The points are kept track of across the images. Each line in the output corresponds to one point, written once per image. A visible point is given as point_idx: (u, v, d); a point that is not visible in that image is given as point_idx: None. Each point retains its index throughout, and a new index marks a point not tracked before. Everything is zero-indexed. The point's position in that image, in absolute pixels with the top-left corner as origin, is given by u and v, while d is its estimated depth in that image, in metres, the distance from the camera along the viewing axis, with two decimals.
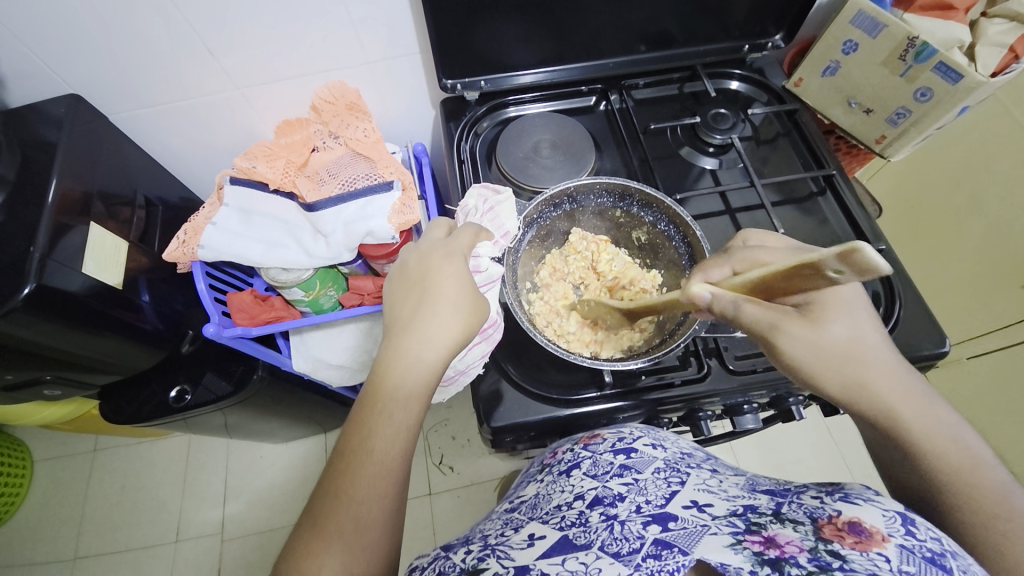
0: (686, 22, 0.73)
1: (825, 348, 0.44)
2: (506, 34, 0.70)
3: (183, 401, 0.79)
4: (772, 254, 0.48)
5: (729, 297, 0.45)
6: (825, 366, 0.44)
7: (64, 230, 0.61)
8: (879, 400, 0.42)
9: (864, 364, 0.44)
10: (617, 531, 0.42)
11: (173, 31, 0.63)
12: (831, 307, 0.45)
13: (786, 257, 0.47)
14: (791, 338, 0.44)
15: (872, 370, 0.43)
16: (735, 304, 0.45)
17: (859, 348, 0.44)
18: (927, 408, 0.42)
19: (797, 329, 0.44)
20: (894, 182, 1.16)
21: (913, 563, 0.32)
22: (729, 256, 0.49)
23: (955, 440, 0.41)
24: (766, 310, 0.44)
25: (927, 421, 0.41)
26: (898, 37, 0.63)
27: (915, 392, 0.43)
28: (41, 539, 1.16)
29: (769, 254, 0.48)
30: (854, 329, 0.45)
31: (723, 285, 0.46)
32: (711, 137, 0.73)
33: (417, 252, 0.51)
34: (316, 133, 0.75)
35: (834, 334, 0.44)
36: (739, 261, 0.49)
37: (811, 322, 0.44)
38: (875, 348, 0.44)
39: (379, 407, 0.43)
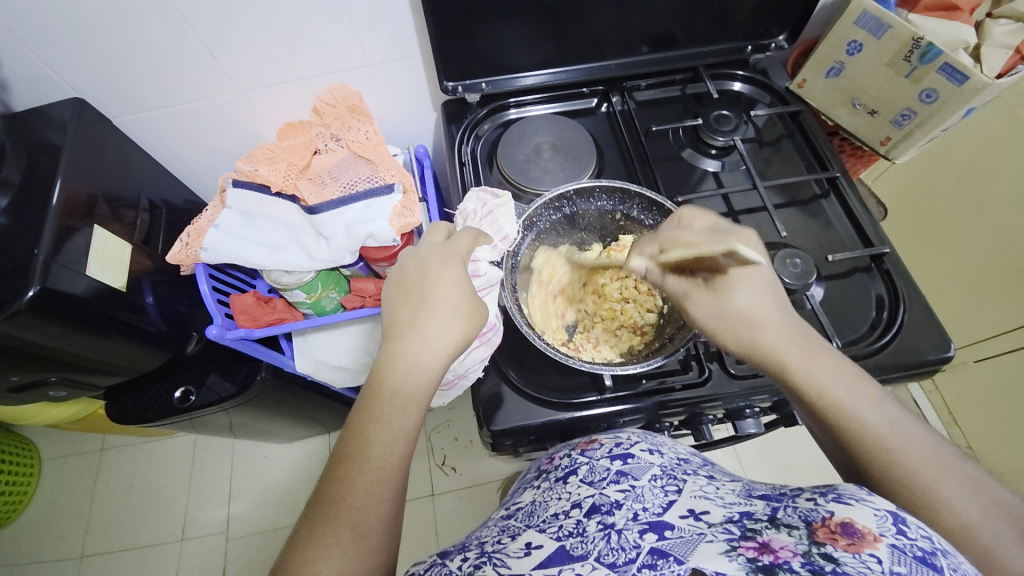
0: (689, 23, 0.73)
1: (730, 312, 0.50)
2: (507, 36, 0.70)
3: (188, 402, 0.80)
4: (689, 235, 0.51)
5: (656, 271, 0.53)
6: (727, 327, 0.50)
7: (69, 233, 0.62)
8: (773, 357, 0.48)
9: (760, 327, 0.49)
10: (614, 541, 0.42)
11: (177, 35, 0.63)
12: (736, 278, 0.50)
13: (702, 236, 0.50)
14: (697, 305, 0.52)
15: (766, 331, 0.49)
16: (661, 277, 0.54)
17: (764, 314, 0.50)
18: (822, 361, 0.47)
19: (701, 296, 0.52)
20: (901, 183, 1.15)
21: (903, 563, 0.33)
22: (657, 235, 0.53)
23: (847, 396, 0.44)
24: (684, 282, 0.53)
25: (814, 374, 0.46)
26: (903, 38, 0.62)
27: (809, 350, 0.47)
28: (48, 537, 1.18)
29: (691, 236, 0.50)
30: (758, 299, 0.50)
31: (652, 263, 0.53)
32: (713, 139, 0.73)
33: (416, 257, 0.51)
34: (318, 135, 0.75)
35: (736, 301, 0.50)
36: (665, 240, 0.52)
37: (716, 292, 0.51)
38: (774, 311, 0.50)
39: (377, 414, 0.43)
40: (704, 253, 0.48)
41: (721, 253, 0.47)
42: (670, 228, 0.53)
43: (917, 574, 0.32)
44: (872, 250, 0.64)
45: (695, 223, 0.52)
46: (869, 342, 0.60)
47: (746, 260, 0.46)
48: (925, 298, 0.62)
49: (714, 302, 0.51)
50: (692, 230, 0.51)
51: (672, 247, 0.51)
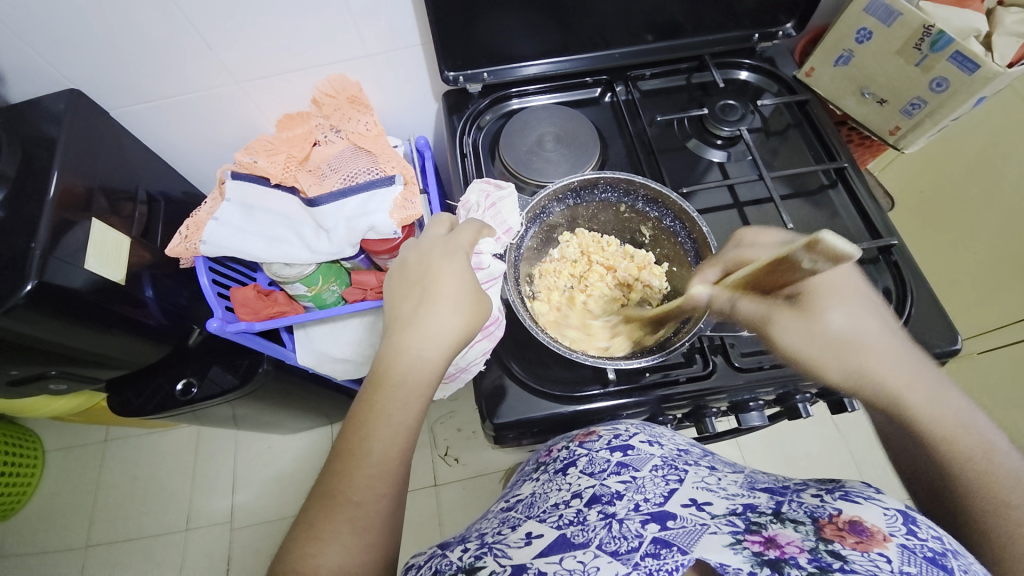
0: (694, 11, 0.72)
1: (824, 336, 0.45)
2: (508, 24, 0.69)
3: (190, 394, 0.79)
4: (757, 252, 0.50)
5: (724, 295, 0.50)
6: (829, 353, 0.44)
7: (67, 226, 0.61)
8: (887, 389, 0.42)
9: (865, 351, 0.44)
10: (616, 530, 0.42)
11: (173, 25, 0.62)
12: (825, 292, 0.45)
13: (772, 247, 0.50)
14: (785, 330, 0.46)
15: (876, 357, 0.43)
16: (732, 301, 0.49)
17: (867, 337, 0.44)
18: (945, 398, 0.41)
19: (788, 322, 0.46)
20: (908, 172, 1.14)
21: (913, 564, 0.32)
22: (721, 257, 0.53)
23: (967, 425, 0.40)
24: (759, 304, 0.48)
25: (937, 411, 0.41)
26: (913, 25, 0.61)
27: (923, 378, 0.42)
28: (54, 528, 1.18)
29: (758, 251, 0.50)
30: (857, 314, 0.45)
31: (715, 288, 0.52)
32: (719, 129, 0.72)
33: (417, 249, 0.50)
34: (317, 126, 0.74)
35: (832, 325, 0.45)
36: (730, 262, 0.52)
37: (807, 315, 0.45)
38: (877, 333, 0.44)
39: (378, 408, 0.43)
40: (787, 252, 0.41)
41: (800, 248, 0.40)
42: (732, 248, 0.52)
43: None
44: (880, 242, 0.63)
45: (759, 241, 0.51)
46: None
47: (832, 256, 0.39)
48: (934, 291, 0.61)
49: (804, 327, 0.45)
50: (761, 245, 0.50)
51: (740, 265, 0.50)
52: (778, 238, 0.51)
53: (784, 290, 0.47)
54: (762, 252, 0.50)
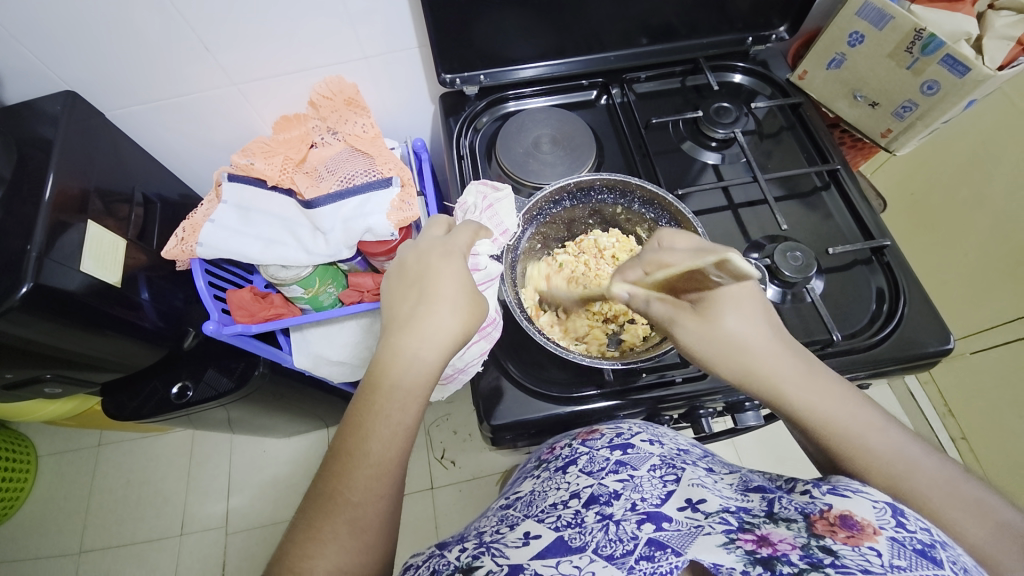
0: (689, 14, 0.72)
1: (715, 340, 0.48)
2: (505, 27, 0.69)
3: (185, 398, 0.79)
4: (674, 254, 0.49)
5: (641, 296, 0.52)
6: (720, 355, 0.48)
7: (63, 228, 0.61)
8: (772, 385, 0.46)
9: (754, 354, 0.47)
10: (612, 532, 0.42)
11: (170, 27, 0.62)
12: (723, 299, 0.48)
13: (687, 255, 0.48)
14: (684, 329, 0.50)
15: (765, 361, 0.47)
16: (647, 302, 0.52)
17: (757, 342, 0.47)
18: (817, 384, 0.45)
19: (688, 322, 0.49)
20: (899, 174, 1.15)
21: (904, 557, 0.33)
22: (641, 258, 0.52)
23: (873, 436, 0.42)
24: (668, 306, 0.50)
25: (814, 401, 0.44)
26: (905, 29, 0.62)
27: (803, 369, 0.46)
28: (46, 533, 1.17)
29: (674, 255, 0.49)
30: (750, 319, 0.48)
31: (637, 285, 0.52)
32: (714, 131, 0.72)
33: (415, 250, 0.51)
34: (314, 128, 0.74)
35: (726, 328, 0.48)
36: (649, 261, 0.50)
37: (706, 319, 0.49)
38: (767, 338, 0.48)
39: (376, 409, 0.43)
40: (694, 267, 0.45)
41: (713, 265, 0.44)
42: (652, 250, 0.51)
43: (917, 568, 0.32)
44: (873, 242, 0.64)
45: (676, 244, 0.50)
46: (869, 334, 0.60)
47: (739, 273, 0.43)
48: (926, 291, 0.62)
49: (700, 329, 0.49)
50: (676, 249, 0.49)
51: (657, 268, 0.49)
52: (691, 242, 0.50)
53: (686, 294, 0.50)
54: (680, 255, 0.48)
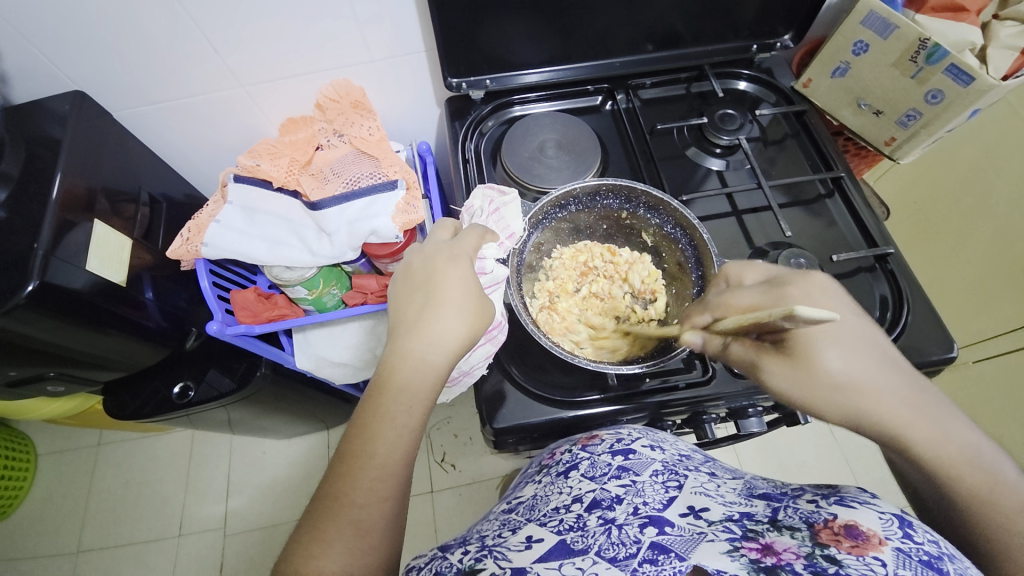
0: (694, 21, 0.73)
1: (816, 383, 0.45)
2: (512, 32, 0.70)
3: (186, 398, 0.79)
4: (745, 294, 0.48)
5: (715, 340, 0.50)
6: (822, 398, 0.45)
7: (69, 226, 0.61)
8: (880, 419, 0.43)
9: (865, 393, 0.43)
10: (614, 536, 0.42)
11: (180, 30, 0.62)
12: (815, 339, 0.45)
13: (756, 293, 0.48)
14: (772, 373, 0.46)
15: (880, 399, 0.43)
16: (724, 344, 0.49)
17: (865, 378, 0.44)
18: (938, 417, 0.42)
19: (775, 368, 0.46)
20: (902, 183, 1.16)
21: (909, 567, 0.32)
22: (707, 303, 0.51)
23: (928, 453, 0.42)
24: (746, 347, 0.48)
25: (936, 437, 0.41)
26: (909, 39, 0.62)
27: (908, 392, 0.43)
28: (45, 533, 1.17)
29: (744, 296, 0.47)
30: (850, 354, 0.45)
31: (707, 333, 0.50)
32: (718, 137, 0.73)
33: (421, 253, 0.51)
34: (320, 131, 0.75)
35: (825, 367, 0.44)
36: (716, 307, 0.49)
37: (796, 361, 0.45)
38: (871, 370, 0.44)
39: (381, 411, 0.43)
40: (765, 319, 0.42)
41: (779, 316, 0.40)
42: (718, 290, 0.51)
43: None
44: (876, 250, 0.64)
45: (745, 278, 0.51)
46: None
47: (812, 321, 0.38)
48: (929, 299, 0.62)
49: (790, 374, 0.45)
50: (746, 286, 0.49)
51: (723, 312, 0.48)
52: (762, 274, 0.50)
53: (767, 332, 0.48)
54: (750, 293, 0.47)
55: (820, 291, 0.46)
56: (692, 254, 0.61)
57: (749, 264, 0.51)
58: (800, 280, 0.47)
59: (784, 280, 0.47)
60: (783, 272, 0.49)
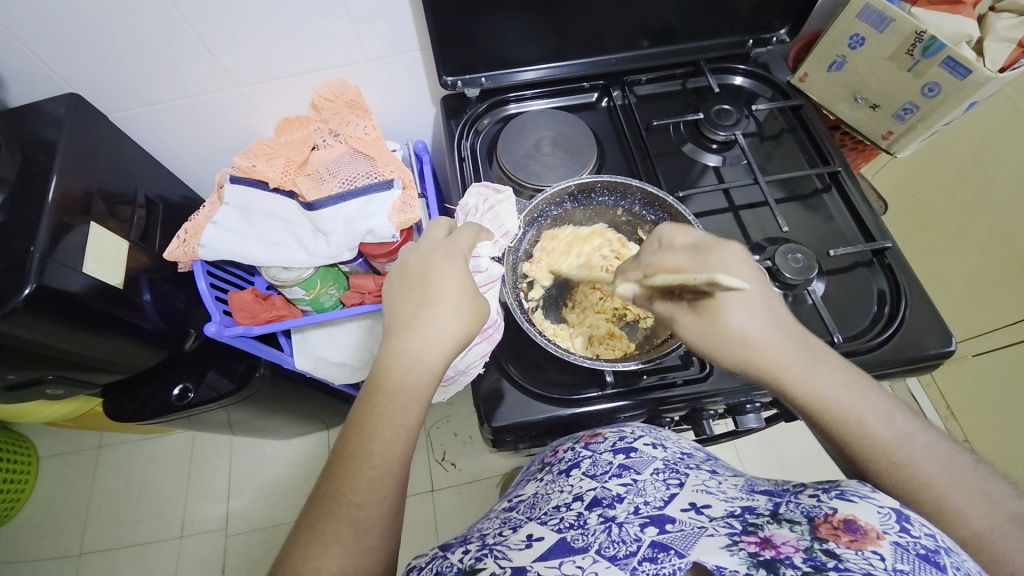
0: (689, 17, 0.73)
1: (722, 336, 0.47)
2: (506, 30, 0.70)
3: (186, 399, 0.79)
4: (673, 257, 0.48)
5: (643, 296, 0.51)
6: (722, 349, 0.47)
7: (66, 229, 0.61)
8: (772, 366, 0.46)
9: (758, 346, 0.46)
10: (615, 534, 0.42)
11: (173, 30, 0.62)
12: (728, 300, 0.47)
13: (685, 257, 0.47)
14: (686, 327, 0.48)
15: (768, 351, 0.46)
16: (649, 301, 0.51)
17: (761, 335, 0.46)
18: (821, 365, 0.45)
19: (688, 323, 0.48)
20: (900, 177, 1.15)
21: (907, 560, 0.32)
22: (641, 261, 0.51)
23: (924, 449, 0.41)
24: (669, 304, 0.49)
25: (816, 381, 0.44)
26: (905, 31, 0.62)
27: (797, 345, 0.46)
28: (47, 536, 1.17)
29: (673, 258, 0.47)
30: (753, 314, 0.47)
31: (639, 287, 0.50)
32: (714, 133, 0.72)
33: (417, 252, 0.51)
34: (316, 130, 0.74)
35: (729, 323, 0.47)
36: (648, 266, 0.49)
37: (704, 315, 0.48)
38: (769, 329, 0.47)
39: (378, 410, 0.43)
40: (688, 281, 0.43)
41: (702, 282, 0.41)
42: (652, 252, 0.51)
43: (921, 572, 0.32)
44: (874, 244, 0.64)
45: (675, 241, 0.50)
46: (870, 336, 0.60)
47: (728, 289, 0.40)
48: (927, 294, 0.62)
49: (700, 328, 0.48)
50: (675, 249, 0.49)
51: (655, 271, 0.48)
52: (691, 238, 0.50)
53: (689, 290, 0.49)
54: (678, 256, 0.48)
55: (739, 259, 0.47)
56: None
57: (680, 228, 0.51)
58: (721, 245, 0.47)
59: (708, 246, 0.47)
60: (709, 240, 0.49)
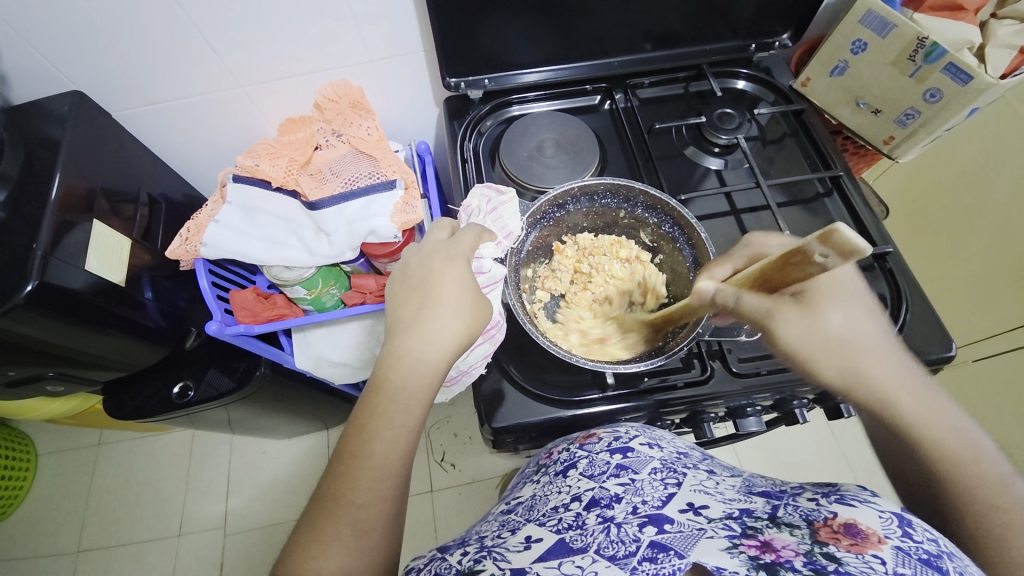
0: (692, 21, 0.73)
1: (826, 341, 0.45)
2: (510, 32, 0.70)
3: (186, 398, 0.79)
4: (775, 250, 0.50)
5: (730, 291, 0.49)
6: (824, 352, 0.45)
7: (68, 227, 0.61)
8: (882, 393, 0.43)
9: (862, 354, 0.44)
10: (614, 534, 0.42)
11: (178, 29, 0.62)
12: (827, 293, 0.46)
13: (784, 250, 0.49)
14: (788, 326, 0.46)
15: (872, 365, 0.44)
16: (738, 296, 0.48)
17: (867, 351, 0.45)
18: (935, 406, 0.42)
19: (790, 320, 0.46)
20: (902, 182, 1.16)
21: (908, 565, 0.32)
22: (730, 256, 0.53)
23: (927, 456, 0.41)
24: (763, 300, 0.47)
25: (931, 420, 0.41)
26: (907, 37, 0.62)
27: (910, 374, 0.44)
28: (45, 533, 1.17)
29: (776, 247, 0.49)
30: (854, 318, 0.46)
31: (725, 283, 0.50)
32: (717, 137, 0.72)
33: (419, 253, 0.51)
34: (319, 131, 0.74)
35: (835, 327, 0.45)
36: (741, 259, 0.52)
37: (808, 312, 0.45)
38: (870, 338, 0.45)
39: (380, 410, 0.43)
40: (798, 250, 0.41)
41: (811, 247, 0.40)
42: (747, 246, 0.52)
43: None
44: (875, 249, 0.64)
45: (772, 241, 0.52)
46: None
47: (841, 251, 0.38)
48: (927, 299, 0.62)
49: (804, 326, 0.45)
50: (776, 246, 0.51)
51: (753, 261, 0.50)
52: (788, 242, 0.51)
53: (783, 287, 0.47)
54: (779, 249, 0.49)
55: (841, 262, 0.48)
56: (689, 253, 0.61)
57: (778, 232, 0.52)
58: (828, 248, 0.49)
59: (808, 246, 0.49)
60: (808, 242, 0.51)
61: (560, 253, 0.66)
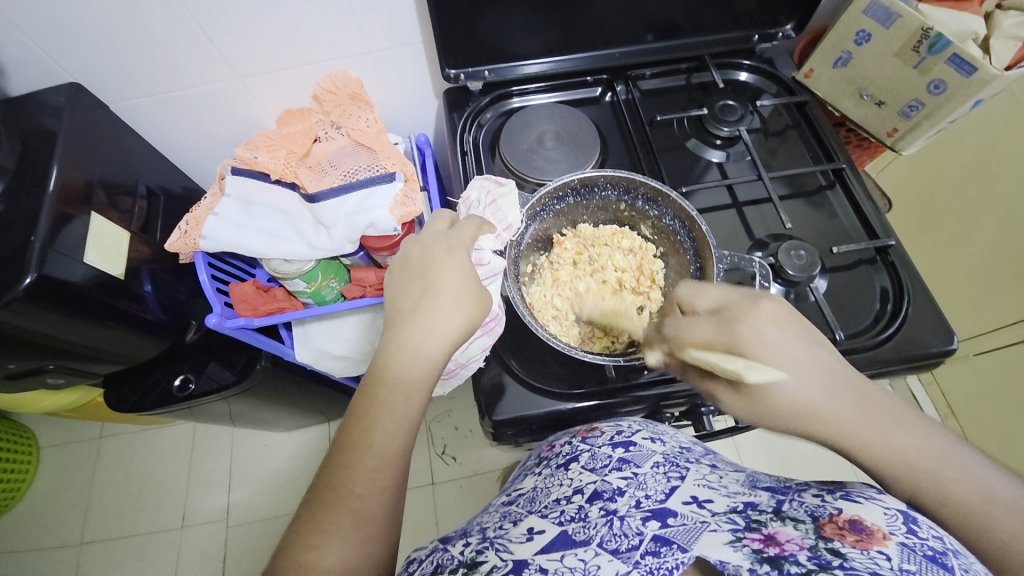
0: (694, 11, 0.72)
1: (770, 411, 0.43)
2: (510, 21, 0.69)
3: (187, 390, 0.79)
4: (698, 328, 0.45)
5: (675, 364, 0.48)
6: (779, 420, 0.43)
7: (66, 219, 0.61)
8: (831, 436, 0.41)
9: (819, 416, 0.41)
10: (616, 527, 0.42)
11: (175, 20, 0.62)
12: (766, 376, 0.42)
13: (711, 326, 0.44)
14: (729, 403, 0.45)
15: (830, 419, 0.41)
16: (684, 370, 0.48)
17: (827, 406, 0.41)
18: (893, 425, 0.40)
19: (730, 399, 0.45)
20: (905, 175, 1.15)
21: (913, 561, 0.33)
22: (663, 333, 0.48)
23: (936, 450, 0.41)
24: (704, 379, 0.46)
25: (880, 446, 0.40)
26: (912, 28, 0.61)
27: (858, 405, 0.41)
28: (48, 525, 1.18)
29: (698, 331, 0.45)
30: (801, 379, 0.42)
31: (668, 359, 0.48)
32: (718, 128, 0.72)
33: (419, 244, 0.50)
34: (318, 122, 0.74)
35: (779, 400, 0.42)
36: (672, 339, 0.47)
37: (748, 395, 0.43)
38: (824, 387, 0.42)
39: (379, 401, 0.43)
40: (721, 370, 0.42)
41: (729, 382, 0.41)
42: (672, 322, 0.47)
43: (928, 573, 0.32)
44: (878, 242, 0.64)
45: (697, 303, 0.48)
46: (873, 333, 0.60)
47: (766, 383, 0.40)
48: (930, 291, 0.62)
49: (743, 403, 0.44)
50: (698, 316, 0.46)
51: (683, 349, 0.45)
52: (714, 301, 0.47)
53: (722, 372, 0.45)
54: (704, 328, 0.44)
55: (769, 321, 0.44)
56: (692, 247, 0.60)
57: (700, 289, 0.48)
58: (749, 311, 0.44)
59: (735, 314, 0.44)
60: (734, 299, 0.46)
61: (559, 245, 0.66)
